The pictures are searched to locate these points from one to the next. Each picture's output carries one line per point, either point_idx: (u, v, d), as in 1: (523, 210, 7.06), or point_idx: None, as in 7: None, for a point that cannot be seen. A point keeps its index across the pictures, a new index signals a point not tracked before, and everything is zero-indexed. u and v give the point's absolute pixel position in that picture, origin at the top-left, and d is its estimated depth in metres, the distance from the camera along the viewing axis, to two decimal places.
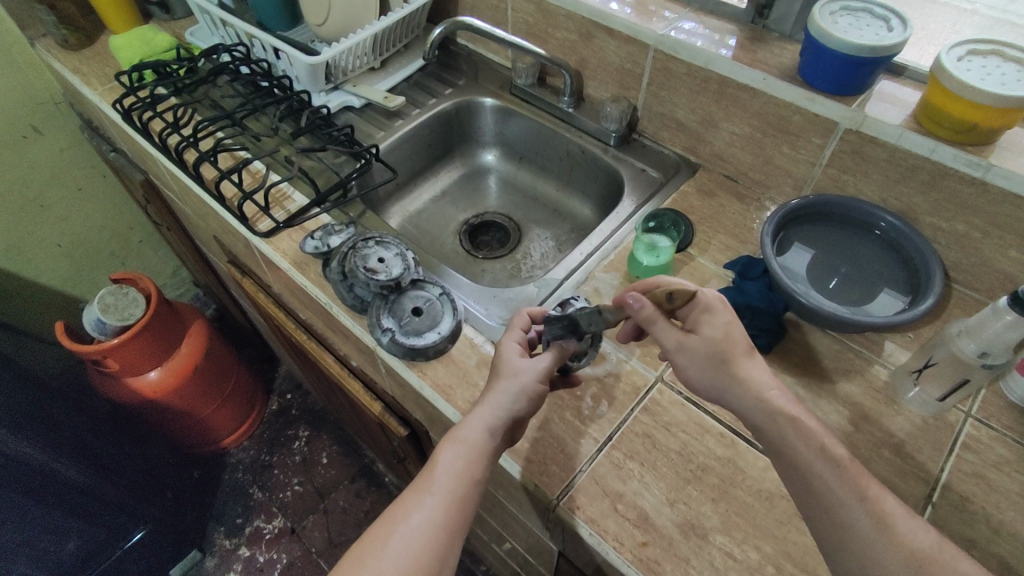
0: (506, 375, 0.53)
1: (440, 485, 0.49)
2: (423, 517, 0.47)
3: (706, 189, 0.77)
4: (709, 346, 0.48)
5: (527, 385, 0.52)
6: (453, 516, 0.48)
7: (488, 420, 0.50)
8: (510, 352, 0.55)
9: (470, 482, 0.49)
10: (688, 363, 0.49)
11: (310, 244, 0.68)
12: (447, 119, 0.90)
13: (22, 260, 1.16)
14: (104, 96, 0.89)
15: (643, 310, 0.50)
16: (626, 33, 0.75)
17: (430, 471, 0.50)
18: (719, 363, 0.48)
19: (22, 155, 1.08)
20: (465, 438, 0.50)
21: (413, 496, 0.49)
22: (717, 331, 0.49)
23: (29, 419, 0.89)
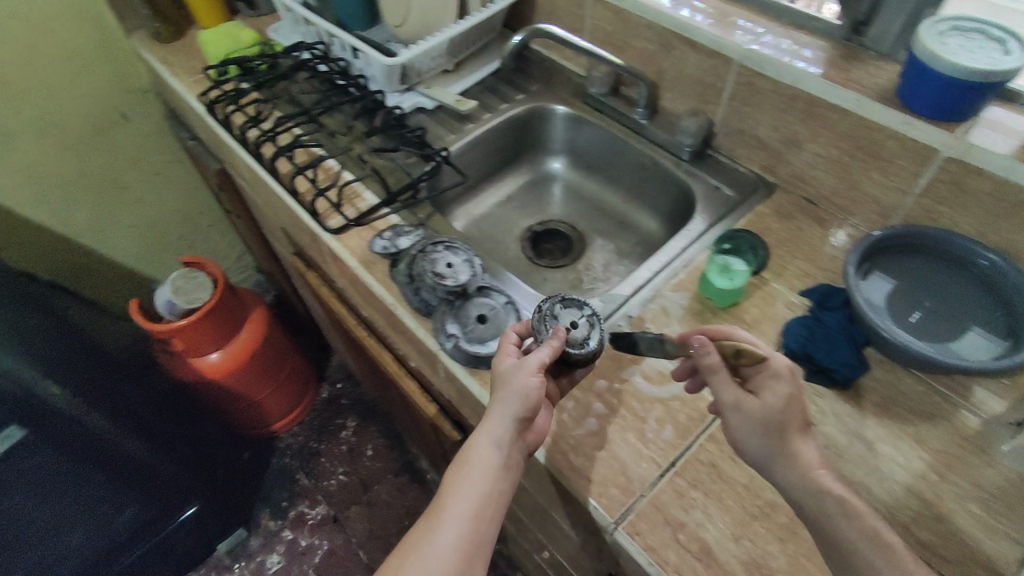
0: (505, 385, 0.52)
1: (455, 507, 0.49)
2: (439, 545, 0.47)
3: (784, 211, 0.74)
4: (764, 411, 0.48)
5: (529, 392, 0.51)
6: (475, 534, 0.48)
7: (494, 434, 0.50)
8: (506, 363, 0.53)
9: (484, 496, 0.49)
10: (742, 418, 0.49)
11: (379, 244, 0.69)
12: (517, 125, 0.90)
13: (101, 238, 1.23)
14: (190, 88, 0.93)
15: (706, 357, 0.51)
16: (710, 46, 0.73)
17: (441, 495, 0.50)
18: (777, 425, 0.48)
19: (110, 139, 1.14)
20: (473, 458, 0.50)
21: (429, 523, 0.48)
22: (778, 397, 0.49)
23: (103, 393, 0.91)
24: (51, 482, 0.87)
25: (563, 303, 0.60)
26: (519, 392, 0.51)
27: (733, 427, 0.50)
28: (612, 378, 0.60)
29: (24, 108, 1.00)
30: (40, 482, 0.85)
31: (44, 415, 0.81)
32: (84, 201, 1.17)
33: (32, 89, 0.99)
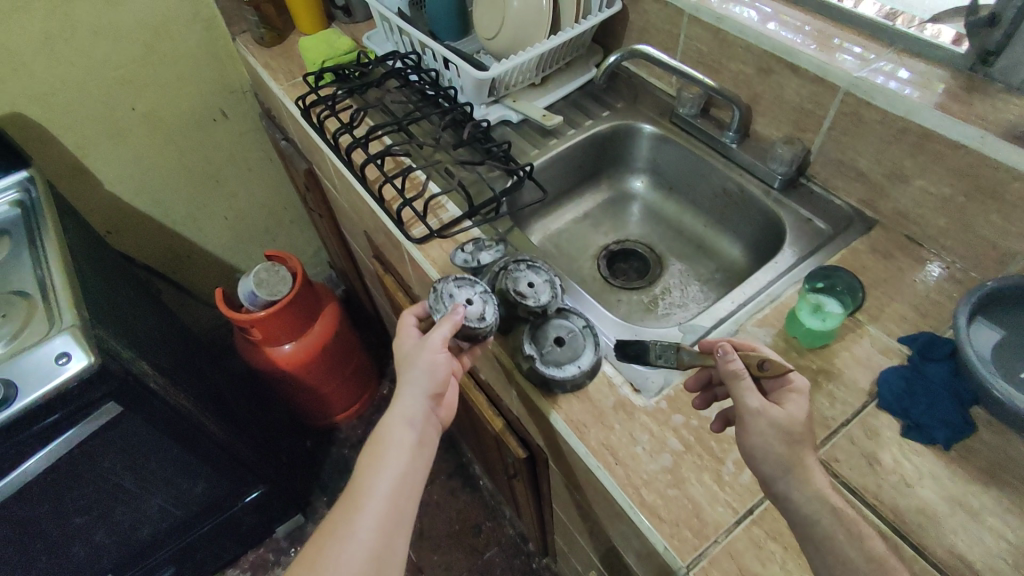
0: (413, 364, 0.55)
1: (373, 483, 0.51)
2: (361, 526, 0.48)
3: (882, 248, 0.69)
4: (790, 421, 0.48)
5: (438, 366, 0.55)
6: (397, 504, 0.51)
7: (407, 410, 0.53)
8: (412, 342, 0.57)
9: (403, 468, 0.52)
10: (762, 426, 0.48)
11: (460, 257, 0.69)
12: (601, 141, 0.89)
13: (194, 227, 1.32)
14: (288, 92, 0.98)
15: (730, 364, 0.50)
16: (813, 72, 0.70)
17: (359, 478, 0.51)
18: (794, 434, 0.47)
19: (209, 135, 1.21)
20: (386, 433, 0.53)
21: (348, 504, 0.50)
22: (800, 410, 0.49)
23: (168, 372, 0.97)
24: (138, 454, 0.92)
25: (457, 281, 0.60)
26: (427, 367, 0.55)
27: (755, 437, 0.48)
28: (689, 414, 0.58)
29: (138, 103, 1.08)
30: (128, 453, 0.90)
31: (140, 394, 0.84)
32: (184, 192, 1.25)
33: (147, 86, 1.07)
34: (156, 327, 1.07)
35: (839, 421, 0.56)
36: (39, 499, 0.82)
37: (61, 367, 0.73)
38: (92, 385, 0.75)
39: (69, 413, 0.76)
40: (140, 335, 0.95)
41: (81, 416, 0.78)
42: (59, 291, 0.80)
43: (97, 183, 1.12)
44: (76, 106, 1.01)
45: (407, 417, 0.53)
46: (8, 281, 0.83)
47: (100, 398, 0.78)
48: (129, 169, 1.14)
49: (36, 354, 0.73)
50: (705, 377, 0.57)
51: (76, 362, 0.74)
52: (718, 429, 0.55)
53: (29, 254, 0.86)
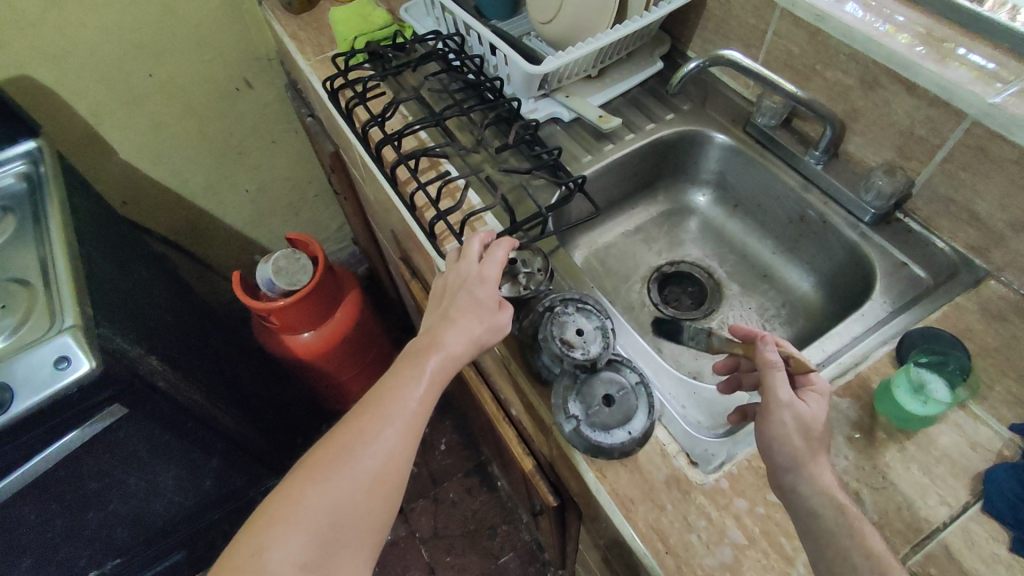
0: (479, 305, 0.54)
1: (405, 399, 0.50)
2: (373, 453, 0.47)
3: (992, 308, 0.60)
4: (813, 418, 0.46)
5: (501, 325, 0.54)
6: (421, 424, 0.50)
7: (463, 341, 0.52)
8: (484, 277, 0.54)
9: (439, 392, 0.52)
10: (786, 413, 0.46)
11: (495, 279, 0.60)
12: (664, 149, 0.79)
13: (215, 201, 1.25)
14: (316, 69, 0.89)
15: (767, 354, 0.49)
16: (934, 93, 0.58)
17: (385, 404, 0.49)
18: (813, 426, 0.45)
19: (231, 105, 1.12)
20: (435, 356, 0.51)
21: (377, 410, 0.49)
22: (821, 408, 0.47)
23: (189, 364, 0.96)
24: (144, 454, 0.87)
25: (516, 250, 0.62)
26: (491, 321, 0.53)
27: (777, 427, 0.45)
28: (754, 500, 0.50)
29: (156, 69, 0.99)
30: (136, 451, 0.86)
31: (144, 392, 0.80)
32: (203, 166, 1.18)
33: (165, 51, 0.98)
34: (171, 312, 1.02)
35: (935, 525, 0.48)
36: (46, 500, 0.78)
37: (61, 372, 0.68)
38: (98, 388, 0.71)
39: (71, 417, 0.71)
40: (151, 327, 0.90)
41: (84, 419, 0.73)
42: (63, 285, 0.74)
43: (113, 153, 1.05)
44: (90, 70, 0.93)
45: (462, 353, 0.52)
46: (9, 266, 0.77)
47: (101, 402, 0.74)
48: (146, 138, 1.07)
49: (35, 355, 0.67)
50: (733, 363, 0.57)
51: (76, 366, 0.69)
52: (734, 420, 0.53)
53: (31, 236, 0.79)
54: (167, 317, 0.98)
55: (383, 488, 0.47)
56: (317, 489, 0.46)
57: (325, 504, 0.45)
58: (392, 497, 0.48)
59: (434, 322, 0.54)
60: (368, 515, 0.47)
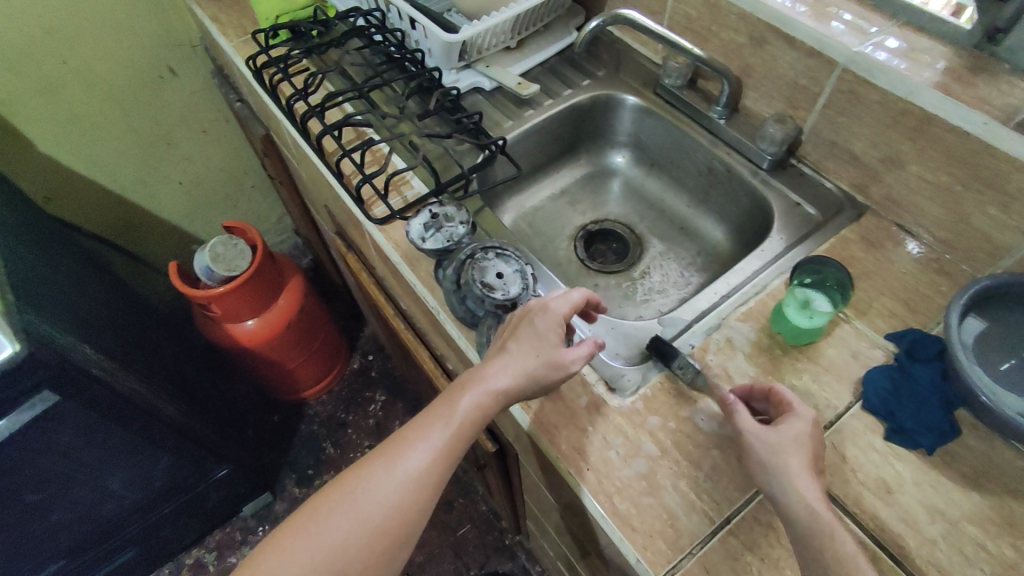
0: (537, 340, 0.51)
1: (433, 439, 0.49)
2: (386, 488, 0.48)
3: (873, 237, 0.66)
4: (781, 439, 0.46)
5: (560, 361, 0.50)
6: (441, 475, 0.49)
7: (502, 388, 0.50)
8: (548, 318, 0.52)
9: (468, 436, 0.50)
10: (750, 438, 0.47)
11: (416, 229, 0.63)
12: (581, 114, 0.83)
13: (145, 194, 1.22)
14: (239, 50, 0.89)
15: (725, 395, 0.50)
16: (810, 44, 0.64)
17: (411, 438, 0.49)
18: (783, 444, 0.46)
19: (157, 93, 1.11)
20: (469, 399, 0.50)
21: (402, 444, 0.49)
22: (794, 430, 0.47)
23: (130, 353, 0.93)
24: (80, 443, 0.86)
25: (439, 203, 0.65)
26: (547, 358, 0.50)
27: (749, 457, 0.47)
28: (666, 416, 0.55)
29: (70, 56, 0.97)
30: (79, 440, 0.85)
31: (80, 380, 0.79)
32: (130, 158, 1.15)
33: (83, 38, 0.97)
34: (103, 303, 1.00)
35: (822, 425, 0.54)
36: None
37: None
38: (26, 372, 0.71)
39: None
40: (83, 318, 0.88)
41: (12, 407, 0.72)
42: None
43: (33, 147, 1.02)
44: (0, 60, 0.90)
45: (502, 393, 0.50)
46: None
47: (31, 389, 0.73)
48: (67, 131, 1.05)
49: None
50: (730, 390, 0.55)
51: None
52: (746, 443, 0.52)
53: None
54: (100, 309, 0.96)
55: (391, 527, 0.47)
56: (317, 526, 0.47)
57: (331, 531, 0.47)
58: (394, 550, 0.48)
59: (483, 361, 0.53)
60: (368, 553, 0.47)
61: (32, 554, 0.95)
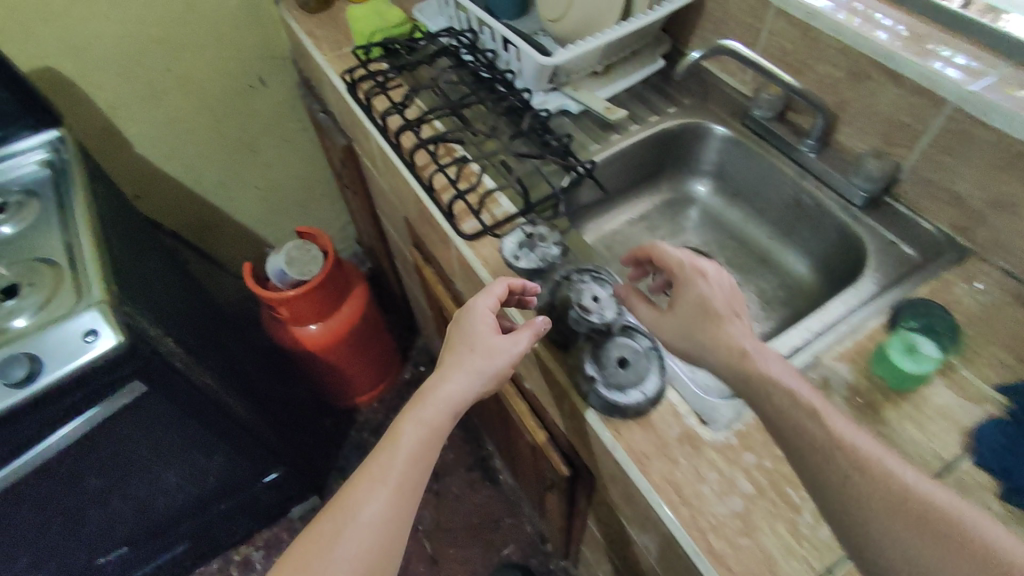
0: (472, 337, 0.57)
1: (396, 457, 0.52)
2: (360, 518, 0.50)
3: (975, 282, 0.64)
4: (681, 326, 0.54)
5: (503, 347, 0.56)
6: (413, 485, 0.52)
7: (451, 398, 0.54)
8: (476, 318, 0.57)
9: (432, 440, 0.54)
10: (676, 333, 0.55)
11: (509, 248, 0.65)
12: (667, 141, 0.83)
13: (224, 196, 1.27)
14: (333, 63, 0.92)
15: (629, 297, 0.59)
16: (916, 82, 0.63)
17: (376, 464, 0.52)
18: (696, 324, 0.54)
19: (246, 103, 1.17)
20: (427, 408, 0.54)
21: (368, 473, 0.52)
22: (686, 304, 0.55)
23: (203, 345, 0.95)
24: (145, 426, 0.86)
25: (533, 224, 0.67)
26: (489, 349, 0.55)
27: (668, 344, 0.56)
28: (762, 454, 0.53)
29: (174, 64, 1.04)
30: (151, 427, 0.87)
31: (164, 370, 0.81)
32: (213, 160, 1.21)
33: (186, 46, 1.03)
34: (183, 297, 1.04)
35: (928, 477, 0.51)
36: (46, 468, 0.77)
37: (88, 344, 0.70)
38: (122, 364, 0.73)
39: (93, 393, 0.73)
40: (168, 312, 0.91)
41: (106, 394, 0.75)
42: (88, 263, 0.78)
43: (128, 146, 1.09)
44: (112, 64, 0.98)
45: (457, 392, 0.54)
46: (36, 247, 0.82)
47: (123, 378, 0.75)
48: (160, 132, 1.10)
49: (66, 329, 0.71)
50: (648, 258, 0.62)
51: (104, 340, 0.71)
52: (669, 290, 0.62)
53: (56, 213, 0.86)
54: (179, 305, 1.00)
55: (376, 549, 0.49)
56: None
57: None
58: None
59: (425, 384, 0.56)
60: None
61: (95, 536, 0.99)
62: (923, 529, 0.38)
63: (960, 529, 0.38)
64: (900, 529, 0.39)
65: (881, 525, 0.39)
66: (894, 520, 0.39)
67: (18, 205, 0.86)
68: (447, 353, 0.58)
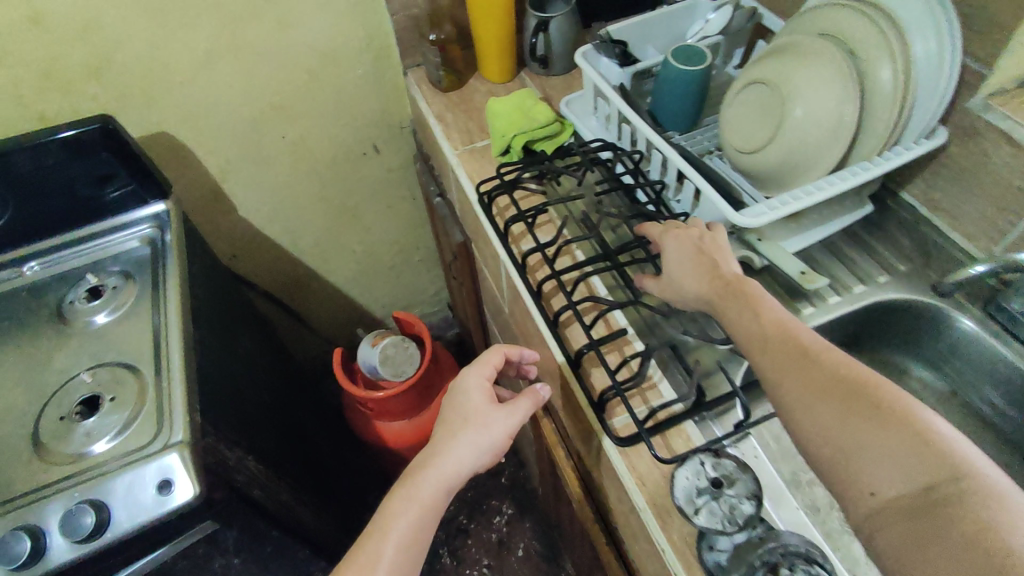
0: (467, 409, 0.60)
1: (392, 533, 0.52)
2: None
3: None
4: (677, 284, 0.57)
5: (501, 417, 0.59)
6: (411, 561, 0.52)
7: (448, 470, 0.56)
8: (469, 392, 0.62)
9: (431, 514, 0.54)
10: (672, 275, 0.57)
11: (684, 490, 0.49)
12: (873, 317, 0.65)
13: (321, 260, 1.18)
14: (463, 160, 0.80)
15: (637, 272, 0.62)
16: None
17: (372, 540, 0.52)
18: (689, 263, 0.56)
19: (356, 170, 1.06)
20: (427, 478, 0.55)
21: (366, 554, 0.51)
22: (675, 253, 0.58)
23: (277, 456, 0.87)
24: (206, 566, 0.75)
25: (714, 452, 0.51)
26: (486, 423, 0.59)
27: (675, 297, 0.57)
28: None
29: (289, 131, 0.95)
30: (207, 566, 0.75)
31: (236, 504, 0.72)
32: (316, 226, 1.11)
33: (303, 113, 0.93)
34: (266, 388, 0.95)
35: None
36: None
37: (163, 498, 0.61)
38: (196, 512, 0.64)
39: (155, 539, 0.64)
40: (252, 420, 0.82)
41: (168, 539, 0.65)
42: (173, 379, 0.69)
43: (232, 210, 1.01)
44: (224, 129, 0.90)
45: (458, 465, 0.56)
46: (124, 344, 0.74)
47: (191, 522, 0.66)
48: (265, 198, 1.02)
49: (141, 472, 0.62)
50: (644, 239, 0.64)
51: (179, 493, 0.62)
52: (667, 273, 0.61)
53: (149, 303, 0.78)
54: (263, 399, 0.91)
55: None
56: None
57: None
58: None
59: (420, 462, 0.57)
60: None
61: None
62: (856, 411, 0.40)
63: (933, 438, 0.37)
64: (821, 404, 0.41)
65: (805, 402, 0.42)
66: (815, 395, 0.42)
67: (114, 289, 0.79)
68: (441, 426, 0.60)
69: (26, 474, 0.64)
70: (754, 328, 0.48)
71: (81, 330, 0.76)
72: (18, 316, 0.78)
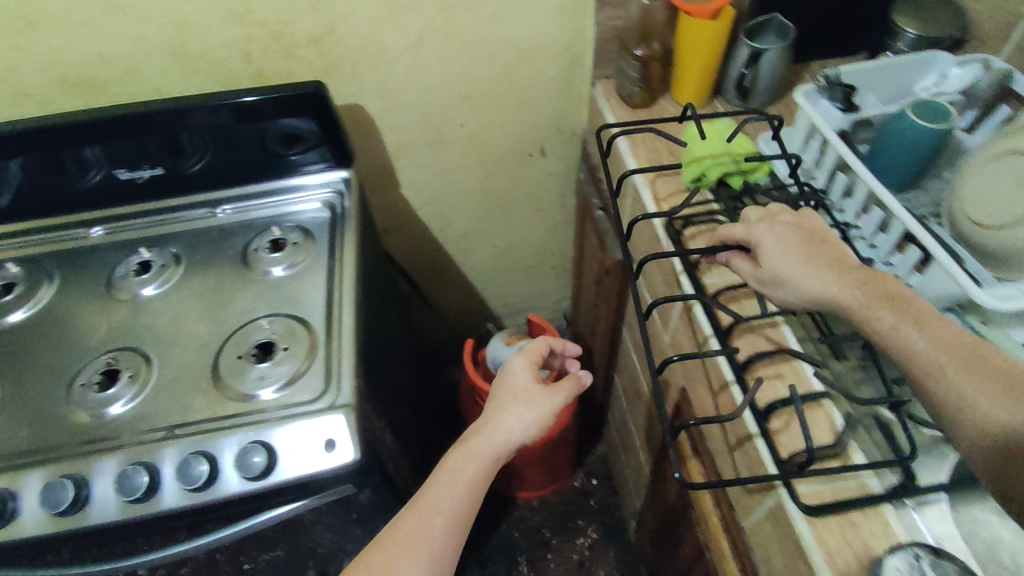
0: (513, 386, 0.67)
1: (450, 488, 0.59)
2: (426, 545, 0.55)
3: None
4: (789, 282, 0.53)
5: (547, 395, 0.66)
6: (467, 510, 0.59)
7: (499, 437, 0.63)
8: (514, 372, 0.68)
9: (481, 473, 0.61)
10: (775, 267, 0.54)
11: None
12: None
13: (463, 249, 1.20)
14: (649, 180, 0.79)
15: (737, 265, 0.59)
16: None
17: (429, 490, 0.59)
18: (798, 256, 0.53)
19: (520, 169, 1.07)
20: (481, 442, 0.62)
21: (427, 502, 0.58)
22: (769, 250, 0.54)
23: (407, 434, 0.89)
24: (334, 529, 0.77)
25: (931, 549, 0.47)
26: (538, 401, 0.65)
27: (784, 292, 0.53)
28: None
29: (470, 121, 0.97)
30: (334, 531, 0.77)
31: (377, 477, 0.72)
32: (468, 216, 1.13)
33: (488, 106, 0.95)
34: (403, 365, 0.97)
35: None
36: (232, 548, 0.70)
37: (328, 456, 0.64)
38: (348, 477, 0.66)
39: (306, 490, 0.65)
40: (394, 395, 0.84)
41: (314, 492, 0.67)
42: (342, 343, 0.72)
43: (398, 187, 1.04)
44: (413, 109, 0.93)
45: (507, 433, 0.63)
46: (297, 298, 0.78)
47: (340, 483, 0.67)
48: (430, 181, 1.05)
49: (309, 425, 0.65)
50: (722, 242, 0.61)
51: (340, 455, 0.64)
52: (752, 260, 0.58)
53: (325, 264, 0.81)
54: (400, 375, 0.93)
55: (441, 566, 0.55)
56: None
57: None
58: None
59: (472, 429, 0.64)
60: None
61: None
62: None
63: None
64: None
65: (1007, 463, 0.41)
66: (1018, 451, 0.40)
67: (295, 245, 0.83)
68: (492, 400, 0.67)
69: (203, 404, 0.68)
70: (921, 358, 0.45)
71: (261, 278, 0.81)
72: (208, 254, 0.84)
